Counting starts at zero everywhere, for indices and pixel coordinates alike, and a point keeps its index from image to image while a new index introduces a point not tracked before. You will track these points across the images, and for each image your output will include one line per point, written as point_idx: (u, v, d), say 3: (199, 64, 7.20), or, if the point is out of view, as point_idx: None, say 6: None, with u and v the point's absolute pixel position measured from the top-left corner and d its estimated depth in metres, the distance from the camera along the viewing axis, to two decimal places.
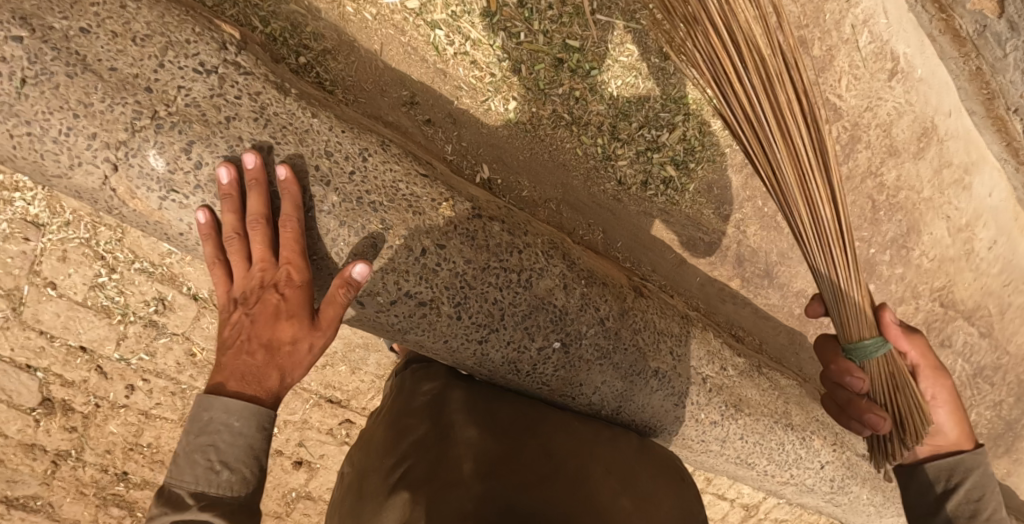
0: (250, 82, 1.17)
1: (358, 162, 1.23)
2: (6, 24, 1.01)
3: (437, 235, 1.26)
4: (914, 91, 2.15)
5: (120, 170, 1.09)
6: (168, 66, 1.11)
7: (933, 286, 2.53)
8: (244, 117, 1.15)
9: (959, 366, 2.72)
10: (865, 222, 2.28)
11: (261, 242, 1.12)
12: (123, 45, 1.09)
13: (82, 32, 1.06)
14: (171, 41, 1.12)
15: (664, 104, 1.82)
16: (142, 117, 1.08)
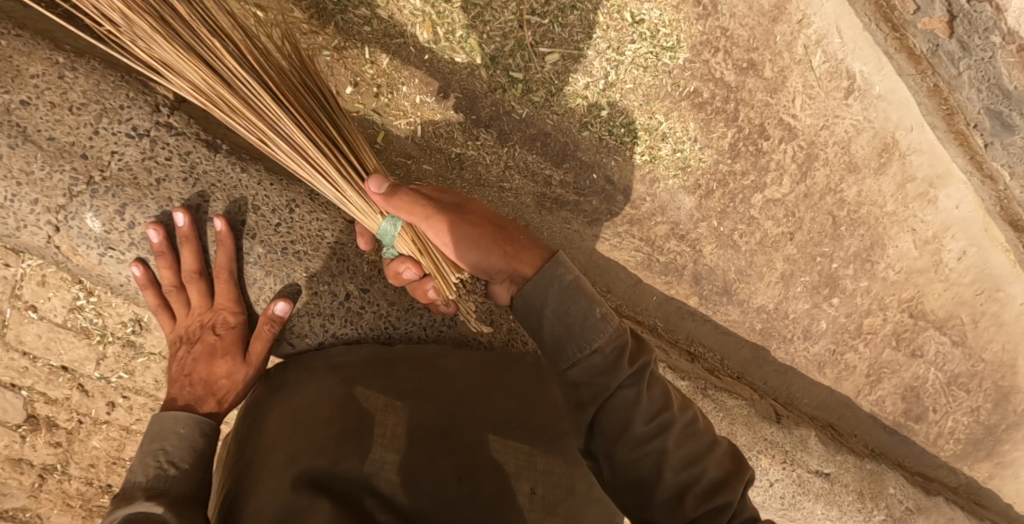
0: (181, 143, 1.28)
1: (285, 214, 1.37)
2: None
3: (360, 279, 1.46)
4: (872, 108, 2.15)
5: (62, 230, 1.22)
6: (102, 132, 1.23)
7: (901, 298, 2.47)
8: (174, 178, 1.27)
9: (931, 374, 2.59)
10: (826, 237, 2.27)
11: (199, 290, 1.28)
12: (61, 114, 1.20)
13: (22, 104, 1.17)
14: (106, 107, 1.23)
15: (607, 128, 1.88)
16: (78, 183, 1.21)
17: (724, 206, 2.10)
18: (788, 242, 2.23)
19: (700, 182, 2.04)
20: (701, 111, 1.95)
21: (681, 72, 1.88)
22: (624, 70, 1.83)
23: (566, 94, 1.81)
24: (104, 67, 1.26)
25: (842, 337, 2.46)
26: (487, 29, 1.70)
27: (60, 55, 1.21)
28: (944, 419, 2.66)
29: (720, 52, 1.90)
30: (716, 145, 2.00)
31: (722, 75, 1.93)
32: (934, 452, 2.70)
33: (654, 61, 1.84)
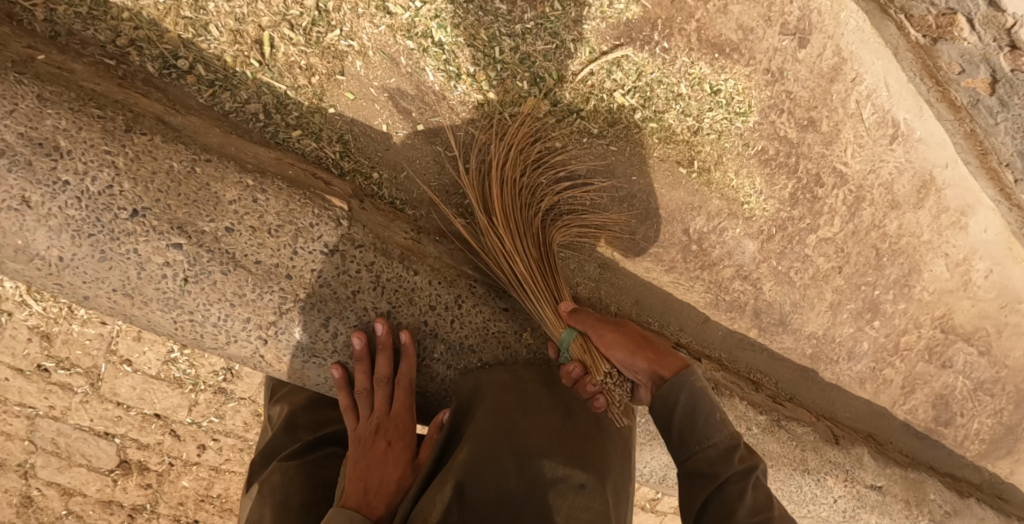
0: (365, 255, 1.40)
1: (454, 310, 1.53)
2: (166, 234, 1.24)
3: (517, 359, 1.59)
4: (913, 150, 2.32)
5: (270, 342, 1.34)
6: (300, 252, 1.33)
7: (933, 315, 2.69)
8: (366, 288, 1.40)
9: (961, 383, 2.82)
10: (870, 267, 2.45)
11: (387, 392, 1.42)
12: (263, 238, 1.31)
13: (230, 231, 1.28)
14: (299, 227, 1.33)
15: (689, 188, 2.07)
16: (287, 301, 1.33)
17: (782, 247, 2.27)
18: (837, 275, 2.40)
19: (762, 228, 2.22)
20: (766, 166, 2.13)
21: (752, 133, 2.07)
22: (702, 135, 2.03)
23: (655, 160, 2.02)
24: (289, 187, 1.36)
25: (882, 356, 2.66)
26: (586, 107, 1.93)
27: (249, 177, 1.32)
28: (971, 422, 2.89)
29: (784, 113, 2.09)
30: (778, 195, 2.18)
31: (785, 132, 2.11)
32: (960, 452, 2.93)
33: (728, 126, 2.04)
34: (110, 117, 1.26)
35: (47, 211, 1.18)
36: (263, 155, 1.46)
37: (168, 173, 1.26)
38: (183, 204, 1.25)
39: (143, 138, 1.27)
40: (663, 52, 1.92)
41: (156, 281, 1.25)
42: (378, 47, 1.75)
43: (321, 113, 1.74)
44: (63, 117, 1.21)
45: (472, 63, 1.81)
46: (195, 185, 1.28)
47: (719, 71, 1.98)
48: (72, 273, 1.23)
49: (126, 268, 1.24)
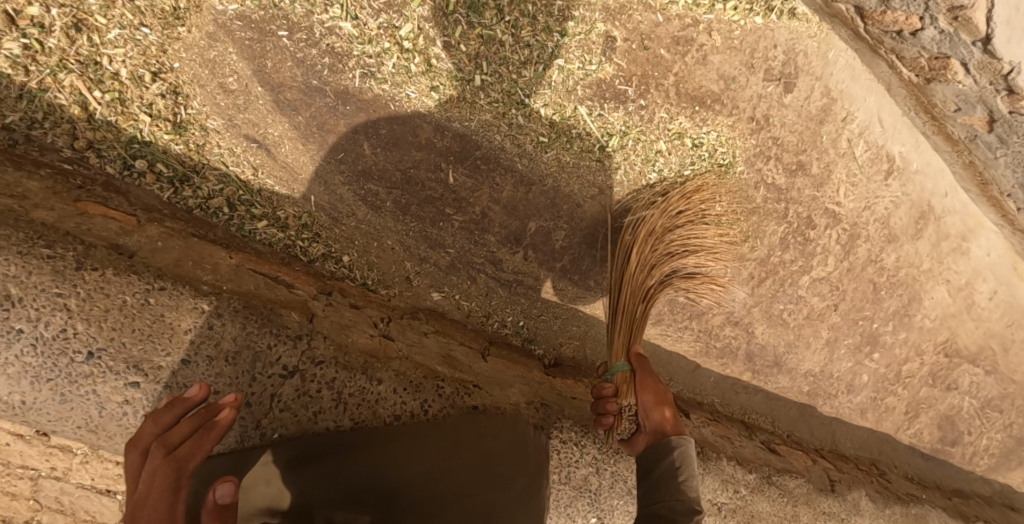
0: (325, 370, 1.40)
1: (419, 413, 1.45)
2: (123, 373, 1.25)
3: None
4: (910, 183, 2.22)
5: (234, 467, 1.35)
6: (258, 377, 1.34)
7: (936, 341, 2.55)
8: (326, 407, 1.39)
9: (969, 403, 2.67)
10: (866, 301, 2.37)
11: (159, 469, 1.16)
12: (219, 366, 1.31)
13: (186, 362, 1.29)
14: (257, 350, 1.35)
15: (675, 242, 2.01)
16: (249, 428, 1.34)
17: (774, 292, 2.21)
18: (832, 313, 2.33)
19: (752, 273, 2.15)
20: (755, 214, 2.06)
21: (736, 183, 2.00)
22: (685, 190, 1.95)
23: (636, 217, 1.94)
24: (245, 308, 1.36)
25: (882, 385, 2.57)
26: (564, 168, 1.82)
27: (204, 302, 1.33)
28: (980, 440, 2.73)
29: (771, 159, 2.01)
30: (768, 241, 2.12)
31: (773, 179, 2.04)
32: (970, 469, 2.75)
33: (711, 178, 1.97)
34: (57, 255, 1.26)
35: (4, 360, 1.19)
36: (224, 264, 1.45)
37: (122, 308, 1.27)
38: (138, 341, 1.27)
39: (94, 274, 1.27)
40: (640, 109, 1.84)
41: (117, 419, 1.26)
42: (337, 124, 1.65)
43: (278, 197, 1.67)
44: (12, 263, 1.22)
45: (437, 134, 1.71)
46: (149, 318, 1.28)
47: (700, 123, 1.91)
48: (35, 414, 1.23)
49: (86, 407, 1.24)
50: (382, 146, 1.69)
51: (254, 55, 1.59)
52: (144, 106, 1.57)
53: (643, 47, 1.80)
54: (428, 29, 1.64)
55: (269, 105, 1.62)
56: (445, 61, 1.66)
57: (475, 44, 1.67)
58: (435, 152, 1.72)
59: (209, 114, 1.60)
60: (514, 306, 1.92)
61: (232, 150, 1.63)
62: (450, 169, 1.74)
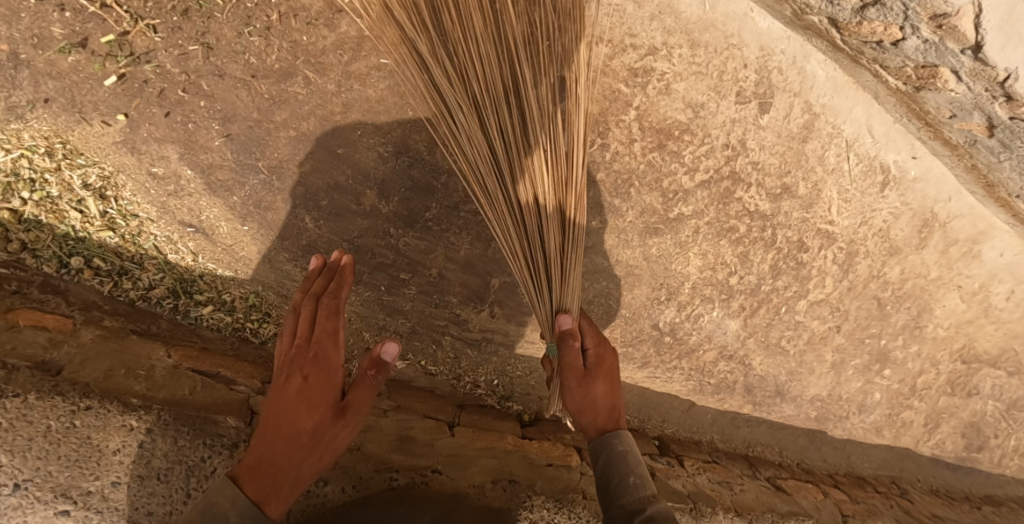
0: None
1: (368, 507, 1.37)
2: (52, 502, 1.18)
3: None
4: (909, 191, 2.03)
5: None
6: (195, 491, 1.28)
7: (952, 350, 2.33)
8: None
9: (993, 407, 2.42)
10: (873, 319, 2.20)
11: (322, 303, 1.39)
12: (150, 485, 1.25)
13: (112, 484, 1.22)
14: (190, 464, 1.29)
15: (654, 281, 1.89)
16: None
17: (768, 320, 2.07)
18: (835, 334, 2.18)
19: (743, 304, 2.02)
20: (739, 244, 1.93)
21: (713, 213, 1.86)
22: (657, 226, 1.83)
23: (608, 261, 1.83)
24: (177, 418, 1.31)
25: (897, 401, 2.36)
26: None
27: (132, 418, 1.27)
28: (1007, 441, 2.47)
29: (752, 186, 1.87)
30: (756, 270, 1.98)
31: (756, 206, 1.90)
32: (1002, 473, 2.51)
33: (683, 211, 1.84)
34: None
35: None
36: (159, 370, 1.39)
37: (45, 435, 1.21)
38: (64, 467, 1.21)
39: (16, 401, 1.22)
40: (602, 148, 1.72)
41: None
42: (274, 200, 1.57)
43: (222, 280, 1.60)
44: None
45: (381, 200, 1.61)
46: (74, 443, 1.23)
47: (669, 157, 1.77)
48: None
49: None
50: (326, 218, 1.59)
51: (181, 138, 1.51)
52: (73, 202, 1.51)
53: (597, 83, 1.66)
54: (370, 92, 1.55)
55: (201, 188, 1.54)
56: (386, 124, 1.57)
57: (417, 102, 1.57)
58: (381, 220, 1.62)
59: (141, 203, 1.53)
60: (485, 365, 1.82)
61: (168, 235, 1.56)
62: (399, 234, 1.64)
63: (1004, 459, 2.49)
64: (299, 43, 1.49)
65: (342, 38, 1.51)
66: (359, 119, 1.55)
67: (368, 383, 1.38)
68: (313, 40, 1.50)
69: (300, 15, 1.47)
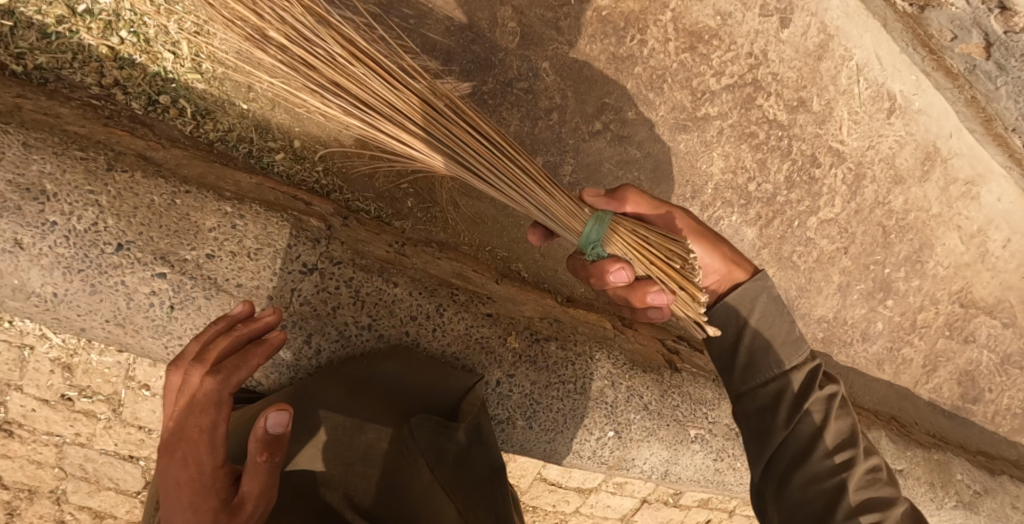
0: (344, 270, 1.41)
1: (437, 319, 1.48)
2: (151, 264, 1.27)
3: (506, 366, 1.51)
4: (913, 122, 2.24)
5: (256, 361, 1.33)
6: (280, 273, 1.35)
7: (951, 291, 2.49)
8: (346, 303, 1.41)
9: (987, 357, 2.56)
10: (877, 246, 2.37)
11: (202, 387, 1.02)
12: (241, 261, 1.33)
13: (209, 256, 1.31)
14: (277, 247, 1.35)
15: (681, 178, 2.06)
16: None
17: (782, 232, 2.27)
18: (843, 257, 2.35)
19: (760, 213, 2.22)
20: (759, 150, 2.12)
21: (737, 119, 2.06)
22: (688, 125, 2.01)
23: (640, 152, 1.98)
24: (267, 210, 1.40)
25: (898, 335, 2.51)
26: (567, 104, 1.88)
27: (227, 205, 1.36)
28: (1001, 397, 2.61)
29: (772, 95, 2.07)
30: (773, 179, 2.18)
31: (775, 116, 2.10)
32: (993, 431, 2.63)
33: (705, 115, 2.02)
34: (90, 157, 1.30)
35: (38, 251, 1.21)
36: (244, 183, 1.51)
37: (150, 206, 1.29)
38: (165, 236, 1.29)
39: (123, 175, 1.31)
40: (641, 45, 1.89)
41: (145, 310, 1.27)
42: (349, 61, 1.71)
43: (295, 130, 1.76)
44: (48, 161, 1.26)
45: (445, 69, 1.77)
46: (175, 216, 1.31)
47: (699, 59, 1.95)
48: (66, 307, 1.25)
49: (115, 299, 1.26)
50: (394, 81, 1.75)
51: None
52: (167, 45, 1.65)
53: None
54: None
55: (282, 43, 1.64)
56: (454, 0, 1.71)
57: None
58: (443, 89, 1.77)
59: (229, 50, 1.68)
60: (525, 243, 1.98)
61: (251, 85, 1.70)
62: (459, 104, 1.79)
63: (997, 407, 2.61)
64: None
65: None
66: None
67: (258, 469, 0.94)
68: None
69: None
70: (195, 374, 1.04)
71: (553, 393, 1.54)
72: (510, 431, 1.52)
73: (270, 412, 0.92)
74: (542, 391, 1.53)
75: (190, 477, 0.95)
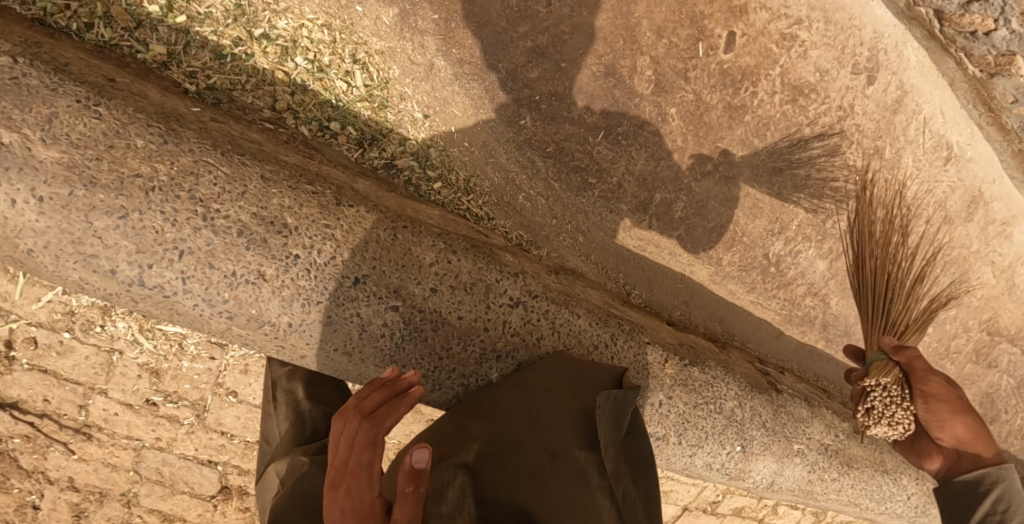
0: (541, 302, 1.51)
1: (614, 347, 1.62)
2: (385, 297, 1.32)
3: (667, 389, 1.67)
4: (965, 169, 2.48)
5: (469, 387, 1.45)
6: (493, 305, 1.44)
7: (981, 320, 2.72)
8: (545, 332, 1.51)
9: (1005, 380, 2.80)
10: (924, 279, 2.58)
11: (357, 432, 1.04)
12: (460, 293, 1.40)
13: (433, 290, 1.37)
14: (489, 282, 1.44)
15: (771, 216, 2.29)
16: (485, 351, 1.44)
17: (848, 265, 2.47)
18: (895, 288, 2.56)
19: (833, 247, 2.41)
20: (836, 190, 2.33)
21: (824, 163, 2.26)
22: (782, 167, 2.23)
23: (741, 191, 2.19)
24: (473, 245, 1.46)
25: (934, 359, 2.73)
26: (687, 145, 2.07)
27: (440, 239, 1.41)
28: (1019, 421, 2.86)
29: (854, 143, 2.29)
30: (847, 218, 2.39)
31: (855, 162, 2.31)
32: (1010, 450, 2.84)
33: (799, 158, 2.24)
34: (320, 192, 1.33)
35: (281, 283, 1.25)
36: (434, 216, 1.58)
37: (378, 241, 1.33)
38: (395, 270, 1.34)
39: (351, 210, 1.34)
40: (753, 95, 2.10)
41: (376, 340, 1.33)
42: (504, 97, 1.88)
43: (450, 160, 1.86)
44: (285, 195, 1.28)
45: (587, 111, 1.94)
46: (400, 251, 1.35)
47: (799, 110, 2.17)
48: (298, 337, 1.28)
49: (350, 330, 1.30)
50: (543, 119, 1.92)
51: (440, 33, 1.81)
52: (341, 75, 1.74)
53: (755, 41, 2.05)
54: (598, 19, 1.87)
55: (449, 78, 1.85)
56: (603, 49, 1.90)
57: (629, 33, 1.91)
58: (584, 127, 1.95)
59: (399, 82, 1.80)
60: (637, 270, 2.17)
61: (410, 114, 1.83)
62: (596, 142, 1.98)
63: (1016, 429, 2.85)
64: None
65: None
66: (583, 41, 1.88)
67: (410, 502, 1.01)
68: None
69: None
70: (351, 422, 1.05)
71: (699, 412, 1.73)
72: (665, 447, 1.69)
73: (416, 450, 0.99)
74: (692, 410, 1.72)
75: (351, 503, 1.02)
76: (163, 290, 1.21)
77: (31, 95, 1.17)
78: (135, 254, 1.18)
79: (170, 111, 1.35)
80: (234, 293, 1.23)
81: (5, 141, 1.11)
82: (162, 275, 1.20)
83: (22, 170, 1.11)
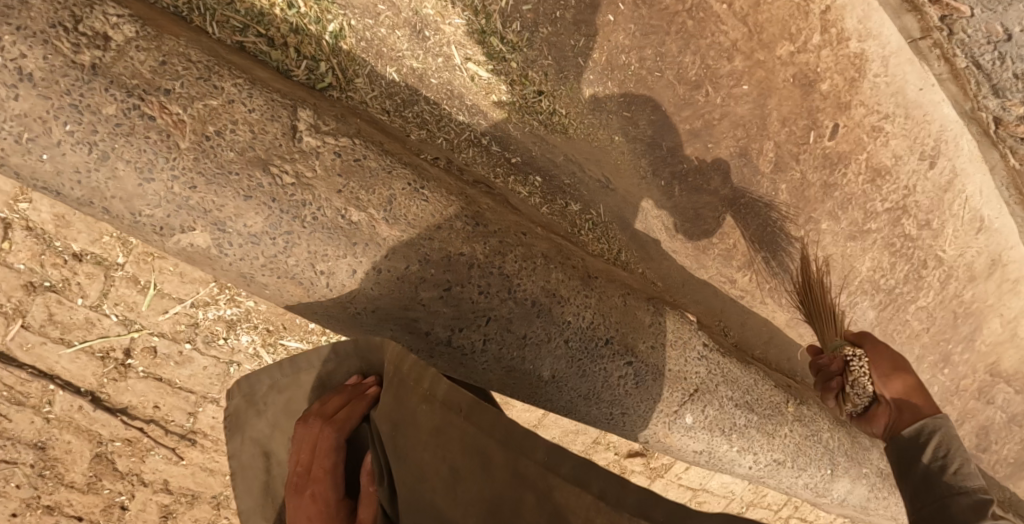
0: (712, 354, 1.97)
1: (758, 389, 2.07)
2: (624, 354, 1.72)
3: (789, 424, 2.13)
4: (991, 238, 2.79)
5: (668, 423, 1.88)
6: (688, 358, 1.89)
7: (986, 362, 3.07)
8: (717, 379, 1.96)
9: (998, 416, 3.17)
10: (947, 326, 2.95)
11: (322, 438, 1.33)
12: (669, 348, 1.84)
13: (653, 347, 1.80)
14: (684, 341, 1.89)
15: (840, 273, 2.67)
16: (685, 395, 1.88)
17: (889, 314, 2.85)
18: (924, 334, 2.94)
19: (882, 300, 2.80)
20: (890, 251, 2.70)
21: (884, 230, 2.64)
22: (856, 232, 2.61)
23: (820, 252, 2.59)
24: (670, 309, 1.92)
25: (944, 395, 3.09)
26: (789, 215, 2.40)
27: (652, 305, 1.85)
28: (1003, 450, 3.24)
29: (909, 217, 2.65)
30: (896, 277, 2.77)
31: (909, 232, 2.68)
32: (992, 474, 3.25)
33: (866, 224, 2.61)
34: (577, 267, 1.67)
35: (558, 343, 1.60)
36: (627, 278, 1.98)
37: (621, 309, 1.73)
38: (631, 332, 1.74)
39: (600, 281, 1.72)
40: (844, 176, 2.49)
41: (613, 386, 1.73)
42: (663, 171, 2.26)
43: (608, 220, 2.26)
44: (561, 270, 1.61)
45: (723, 184, 2.32)
46: (632, 315, 1.76)
47: (875, 189, 2.54)
48: (557, 385, 1.66)
49: (600, 378, 1.70)
50: (687, 190, 2.30)
51: (622, 114, 2.16)
52: (537, 144, 2.10)
53: (852, 131, 2.42)
54: (741, 109, 2.25)
55: (625, 147, 2.20)
56: (741, 132, 2.28)
57: (761, 122, 2.28)
58: (720, 197, 2.34)
59: (581, 150, 2.16)
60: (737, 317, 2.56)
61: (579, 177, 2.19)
62: (727, 212, 2.36)
63: (1003, 458, 3.24)
64: (710, 66, 2.17)
65: (733, 69, 2.19)
66: (728, 125, 2.25)
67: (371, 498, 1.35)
68: (718, 65, 2.18)
69: (716, 46, 2.15)
70: (314, 427, 1.34)
71: (809, 443, 2.19)
72: (783, 469, 2.15)
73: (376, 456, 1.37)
74: (804, 442, 2.17)
75: (315, 494, 1.32)
76: (465, 349, 1.50)
77: (373, 178, 1.39)
78: (452, 319, 1.46)
79: (458, 188, 1.56)
80: (522, 351, 1.56)
81: (356, 221, 1.36)
82: (468, 336, 1.49)
83: (367, 245, 1.36)
